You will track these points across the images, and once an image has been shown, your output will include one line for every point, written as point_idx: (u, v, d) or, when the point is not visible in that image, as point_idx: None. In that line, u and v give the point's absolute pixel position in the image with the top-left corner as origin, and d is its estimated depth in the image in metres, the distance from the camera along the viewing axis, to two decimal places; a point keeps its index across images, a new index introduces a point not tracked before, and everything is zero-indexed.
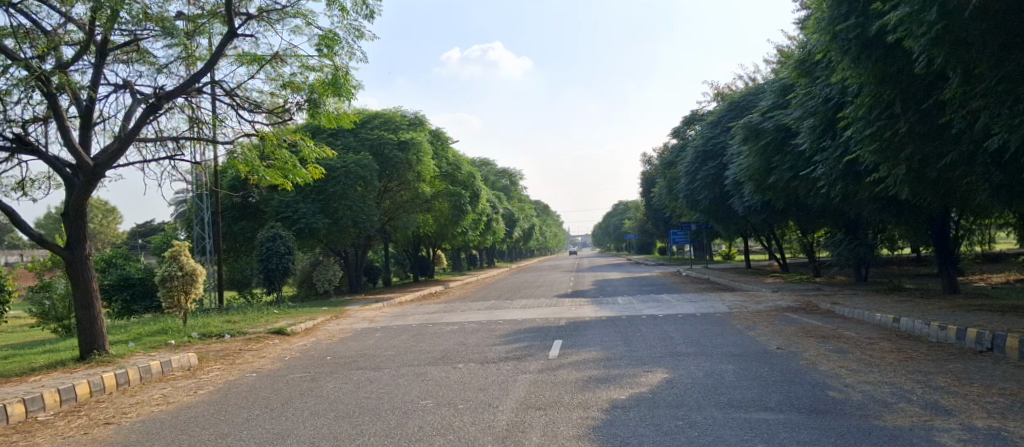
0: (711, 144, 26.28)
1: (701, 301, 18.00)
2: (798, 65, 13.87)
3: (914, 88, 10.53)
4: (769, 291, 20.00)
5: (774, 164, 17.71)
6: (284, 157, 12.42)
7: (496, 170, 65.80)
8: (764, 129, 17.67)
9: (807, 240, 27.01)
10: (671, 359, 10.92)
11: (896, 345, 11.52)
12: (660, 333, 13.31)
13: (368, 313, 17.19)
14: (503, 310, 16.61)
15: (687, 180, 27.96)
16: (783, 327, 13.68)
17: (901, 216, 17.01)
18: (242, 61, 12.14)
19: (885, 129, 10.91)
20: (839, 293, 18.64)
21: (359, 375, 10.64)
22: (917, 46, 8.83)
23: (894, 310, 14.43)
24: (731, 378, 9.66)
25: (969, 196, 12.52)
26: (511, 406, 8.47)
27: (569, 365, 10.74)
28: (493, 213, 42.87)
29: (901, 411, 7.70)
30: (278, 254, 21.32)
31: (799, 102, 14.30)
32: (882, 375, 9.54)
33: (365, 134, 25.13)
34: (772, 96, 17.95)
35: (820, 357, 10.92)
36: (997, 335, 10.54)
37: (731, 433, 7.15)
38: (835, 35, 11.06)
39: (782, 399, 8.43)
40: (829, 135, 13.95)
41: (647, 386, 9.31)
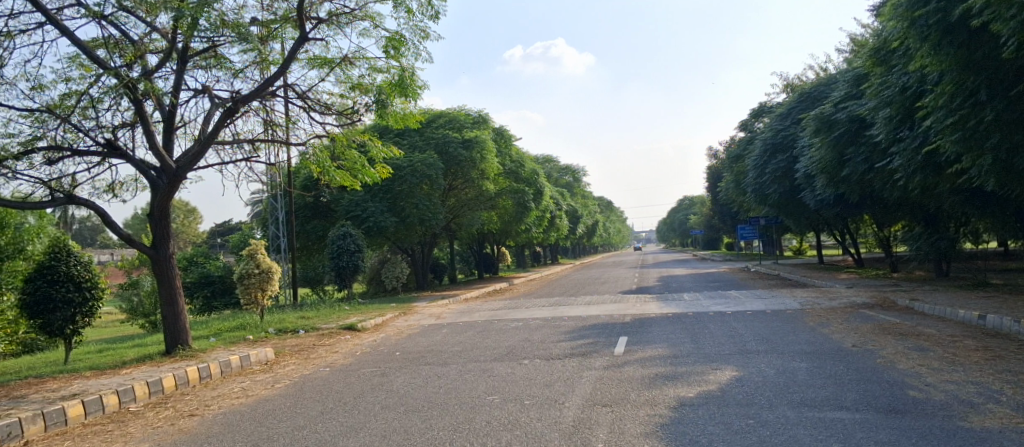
0: (781, 136, 25.61)
1: (770, 297, 17.58)
2: (874, 53, 13.38)
3: (1001, 74, 10.01)
4: (843, 287, 19.38)
5: (848, 156, 17.14)
6: (353, 157, 12.73)
7: (559, 166, 65.77)
8: (837, 120, 17.10)
9: (883, 234, 26.00)
10: (741, 357, 10.72)
11: (981, 343, 11.00)
12: (728, 330, 13.08)
13: (435, 309, 17.47)
14: (568, 307, 16.61)
15: (755, 174, 27.31)
16: (858, 325, 13.25)
17: (986, 208, 16.20)
18: (313, 64, 12.49)
19: (969, 117, 10.42)
20: (918, 289, 17.91)
21: (428, 370, 10.82)
22: (1005, 29, 8.41)
23: (979, 306, 13.77)
24: (803, 377, 9.43)
25: None
26: (578, 402, 8.49)
27: (636, 362, 10.67)
28: (557, 210, 42.84)
29: (987, 413, 7.37)
30: (348, 252, 21.87)
31: (874, 92, 13.78)
32: (967, 375, 9.15)
33: (430, 133, 25.50)
34: (845, 85, 17.36)
35: (898, 356, 10.54)
36: None
37: (805, 432, 6.99)
38: (914, 21, 10.65)
39: (858, 398, 8.18)
40: (907, 125, 13.40)
41: (716, 383, 9.18)
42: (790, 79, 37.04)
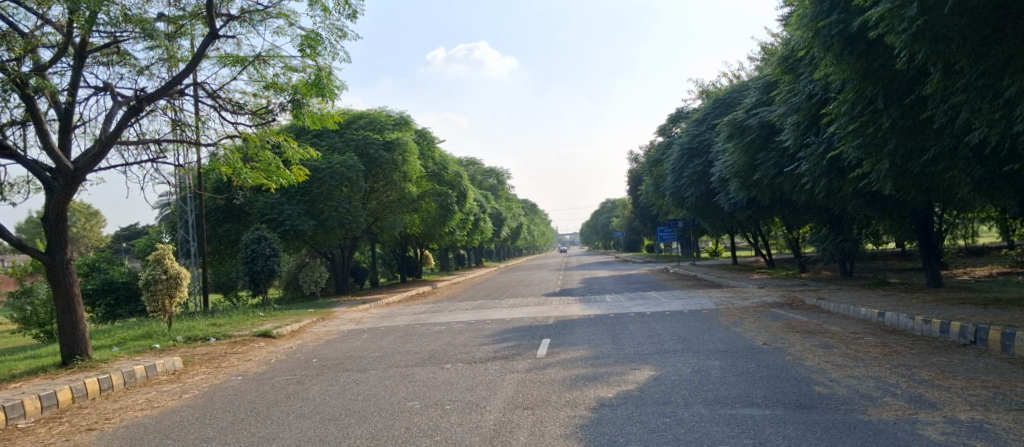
0: (697, 141, 26.38)
1: (688, 298, 18.04)
2: (781, 62, 13.91)
3: (896, 84, 10.57)
4: (756, 287, 20.13)
5: (759, 160, 17.81)
6: (268, 158, 12.37)
7: (483, 170, 65.94)
8: (749, 126, 17.74)
9: (792, 235, 27.13)
10: (659, 357, 10.93)
11: (880, 339, 11.59)
12: (647, 330, 13.34)
13: (355, 314, 17.15)
14: (491, 310, 16.60)
15: (674, 178, 28.05)
16: (770, 323, 13.75)
17: (885, 210, 17.12)
18: (224, 62, 12.06)
19: (869, 123, 10.99)
20: (824, 287, 18.77)
21: (346, 377, 10.59)
22: (899, 42, 8.88)
23: (879, 304, 14.56)
24: (718, 375, 9.69)
25: (951, 190, 12.64)
26: (499, 406, 8.47)
27: (557, 364, 10.73)
28: (481, 213, 42.78)
29: (886, 406, 7.75)
30: (264, 256, 21.25)
31: (783, 99, 14.32)
32: (868, 370, 9.60)
33: (350, 135, 25.05)
34: (756, 92, 17.99)
35: (806, 352, 10.99)
36: (980, 327, 10.64)
37: (718, 429, 7.16)
38: (817, 31, 11.11)
39: (768, 394, 8.46)
40: (813, 131, 14.01)
41: (634, 383, 9.32)
42: (706, 86, 38.24)
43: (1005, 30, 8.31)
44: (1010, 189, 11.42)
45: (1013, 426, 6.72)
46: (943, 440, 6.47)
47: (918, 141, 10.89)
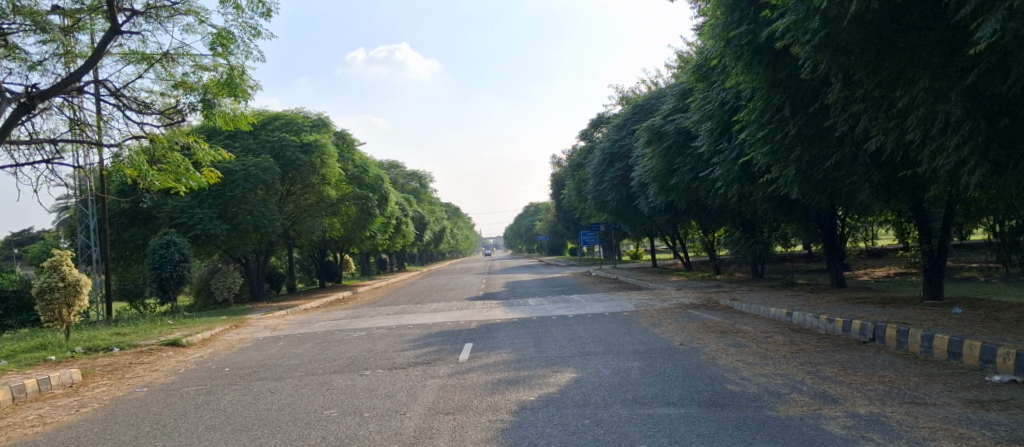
0: (618, 146, 26.90)
1: (609, 300, 18.34)
2: (695, 70, 14.29)
3: (801, 93, 11.06)
4: (673, 289, 20.66)
5: (676, 166, 18.31)
6: (176, 160, 11.89)
7: (405, 173, 65.39)
8: (666, 132, 18.22)
9: (708, 238, 28.02)
10: (580, 359, 11.04)
11: (788, 338, 12.08)
12: (568, 333, 13.45)
13: (270, 321, 16.64)
14: (413, 314, 16.42)
15: (595, 182, 28.54)
16: (686, 324, 14.12)
17: (793, 214, 17.89)
18: (128, 59, 11.50)
19: (776, 131, 11.51)
20: (738, 289, 19.44)
21: (261, 386, 10.24)
22: (803, 52, 9.26)
23: (788, 304, 15.17)
24: (636, 375, 9.86)
25: (852, 195, 13.31)
26: (419, 412, 8.36)
27: (479, 368, 10.68)
28: (404, 216, 42.33)
29: (792, 402, 8.06)
30: (173, 262, 20.40)
31: (697, 105, 14.75)
32: (777, 367, 9.98)
33: (265, 136, 24.35)
34: (672, 99, 18.48)
35: (720, 352, 11.32)
36: (878, 325, 11.24)
37: (635, 429, 7.28)
38: (728, 41, 11.47)
39: (683, 394, 8.66)
40: (726, 138, 14.52)
41: (555, 386, 9.37)
42: (626, 92, 39.09)
43: (897, 43, 8.71)
44: (905, 195, 12.10)
45: (906, 418, 7.11)
46: (844, 433, 6.77)
47: (822, 148, 11.45)
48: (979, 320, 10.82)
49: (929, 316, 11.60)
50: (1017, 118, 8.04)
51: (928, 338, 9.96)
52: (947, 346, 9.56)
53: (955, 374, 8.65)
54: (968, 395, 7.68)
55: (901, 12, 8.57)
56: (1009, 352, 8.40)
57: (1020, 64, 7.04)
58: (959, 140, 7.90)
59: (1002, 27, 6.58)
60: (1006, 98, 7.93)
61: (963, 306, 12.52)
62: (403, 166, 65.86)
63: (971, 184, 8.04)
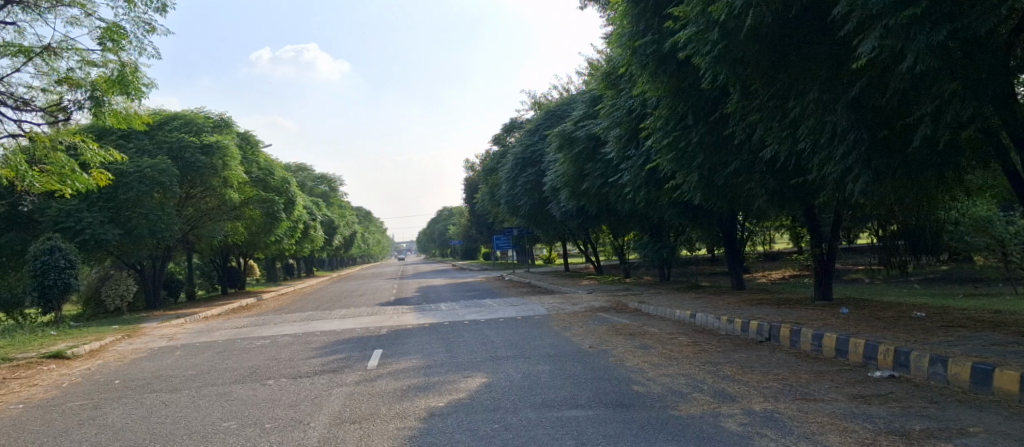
0: (530, 151, 27.19)
1: (521, 304, 18.46)
2: (605, 77, 14.59)
3: (702, 102, 11.49)
4: (583, 292, 21.00)
5: (586, 171, 18.64)
6: (60, 161, 11.17)
7: (313, 176, 63.91)
8: (577, 137, 18.55)
9: (617, 243, 28.67)
10: (490, 364, 11.01)
11: (691, 339, 12.47)
12: (480, 338, 13.42)
13: (166, 330, 15.85)
14: (320, 321, 16.00)
15: (508, 187, 28.77)
16: (596, 327, 14.35)
17: (697, 219, 18.54)
18: (4, 52, 10.72)
19: (681, 138, 11.94)
20: (645, 292, 19.95)
21: (153, 398, 9.71)
22: (703, 63, 9.60)
23: (691, 306, 15.70)
24: (546, 379, 9.93)
25: (750, 202, 13.94)
26: (324, 422, 8.11)
27: (387, 375, 10.48)
28: (312, 220, 41.28)
29: (694, 401, 8.31)
30: (57, 269, 19.15)
31: (606, 112, 15.06)
32: (680, 368, 10.27)
33: (162, 137, 23.25)
34: (583, 105, 18.84)
35: (627, 354, 11.55)
36: (774, 325, 11.77)
37: (543, 432, 7.31)
38: (634, 50, 11.74)
39: (591, 396, 8.77)
40: (634, 144, 14.95)
41: (465, 391, 9.30)
42: (538, 97, 39.60)
43: (788, 56, 9.16)
44: (797, 202, 12.76)
45: (797, 414, 7.44)
46: (740, 430, 7.01)
47: (722, 156, 11.94)
48: (863, 319, 11.52)
49: (819, 316, 12.25)
50: (894, 129, 8.58)
51: (817, 337, 10.51)
52: (834, 344, 10.10)
53: (840, 370, 9.14)
54: (853, 390, 8.12)
55: (792, 27, 9.03)
56: (888, 348, 8.94)
57: (897, 79, 7.54)
58: (845, 149, 8.39)
59: (882, 43, 7.02)
60: (885, 111, 8.43)
61: (849, 306, 13.31)
62: (312, 169, 64.39)
63: (856, 191, 8.55)
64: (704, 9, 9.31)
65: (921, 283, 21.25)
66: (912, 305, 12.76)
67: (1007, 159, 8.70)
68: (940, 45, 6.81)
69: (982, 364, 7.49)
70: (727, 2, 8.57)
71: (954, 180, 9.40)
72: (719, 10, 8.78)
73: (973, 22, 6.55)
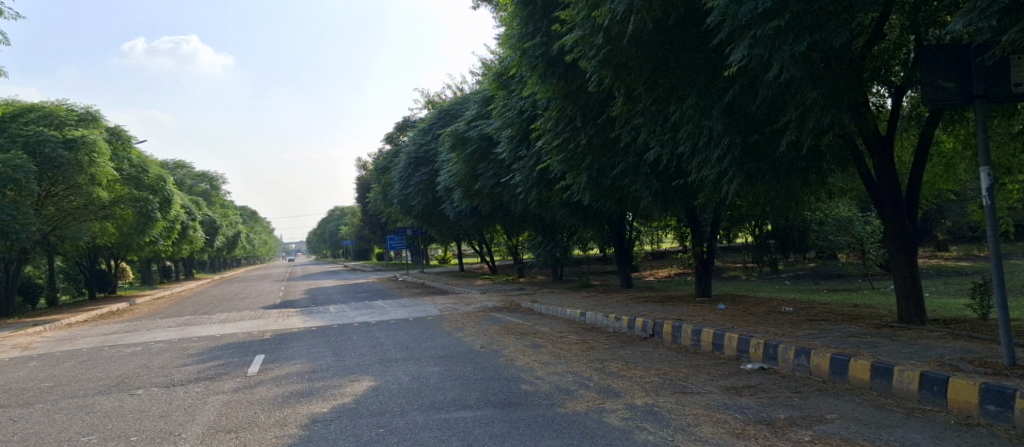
0: (423, 151, 27.03)
1: (414, 305, 18.27)
2: (496, 78, 14.74)
3: (590, 105, 11.77)
4: (477, 292, 21.05)
5: (479, 171, 18.67)
6: None
7: (191, 174, 60.93)
8: (469, 137, 18.62)
9: (511, 243, 28.93)
10: (379, 366, 10.81)
11: (580, 337, 12.72)
12: (370, 340, 13.17)
13: (21, 339, 14.59)
14: (198, 326, 15.20)
15: (401, 186, 28.48)
16: (488, 327, 14.38)
17: (588, 219, 18.98)
18: None
19: (570, 140, 12.16)
20: (538, 291, 20.23)
21: (2, 415, 8.87)
22: (590, 66, 9.81)
23: (581, 304, 16.02)
24: (435, 380, 9.83)
25: (637, 202, 14.33)
26: (197, 432, 7.68)
27: (269, 381, 10.06)
28: (191, 221, 39.29)
29: (579, 398, 8.46)
30: None
31: (498, 113, 15.18)
32: (568, 365, 10.43)
33: (18, 130, 21.44)
34: (476, 106, 18.95)
35: (517, 353, 11.62)
36: (657, 322, 12.19)
37: (430, 435, 7.22)
38: (523, 52, 11.87)
39: (480, 396, 8.76)
40: (525, 145, 15.13)
41: (351, 395, 9.05)
42: (430, 97, 39.46)
43: (670, 62, 9.50)
44: (679, 203, 13.28)
45: (675, 406, 7.71)
46: (621, 424, 7.19)
47: (609, 158, 12.23)
48: (739, 314, 12.10)
49: (699, 312, 12.79)
50: (764, 135, 9.05)
51: (696, 332, 10.96)
52: (711, 338, 10.56)
53: (716, 364, 9.57)
54: (726, 382, 8.51)
55: (672, 35, 9.39)
56: (759, 342, 9.43)
57: (765, 87, 7.94)
58: (721, 153, 8.77)
59: (751, 52, 7.40)
60: (756, 117, 8.88)
61: (727, 302, 13.97)
62: (190, 166, 61.30)
63: (730, 192, 8.95)
64: (589, 14, 9.53)
65: (792, 279, 22.68)
66: (781, 300, 13.56)
67: (862, 162, 9.38)
68: (802, 55, 7.24)
69: (840, 355, 8.01)
70: (610, 8, 8.79)
71: (818, 183, 10.03)
72: (603, 15, 9.01)
73: (830, 35, 7.00)
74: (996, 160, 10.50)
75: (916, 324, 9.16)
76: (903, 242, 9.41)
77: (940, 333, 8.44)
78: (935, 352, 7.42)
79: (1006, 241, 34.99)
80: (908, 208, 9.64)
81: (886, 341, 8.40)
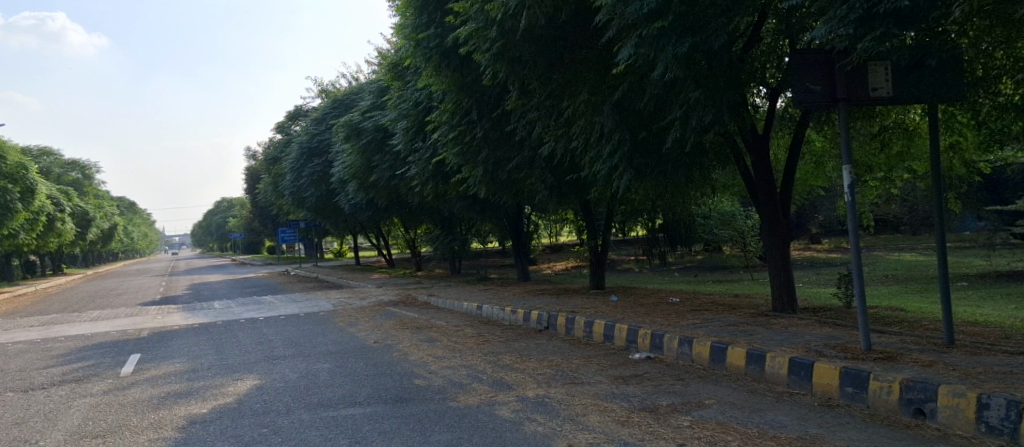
0: (316, 141, 26.31)
1: (306, 300, 17.72)
2: (391, 68, 14.56)
3: (486, 98, 11.79)
4: (373, 286, 20.70)
5: (374, 163, 18.35)
6: None
7: (58, 162, 56.67)
8: (364, 128, 18.30)
9: (409, 236, 28.64)
10: (265, 364, 10.41)
11: (476, 330, 12.74)
12: (257, 336, 12.68)
13: None
14: (65, 325, 14.15)
15: (293, 177, 27.62)
16: (383, 321, 14.15)
17: (485, 213, 19.03)
18: None
19: (466, 133, 12.16)
20: (435, 285, 20.12)
21: None
22: (484, 60, 9.81)
23: (478, 298, 16.06)
24: (325, 377, 9.57)
25: (533, 196, 14.48)
26: (58, 439, 7.14)
27: (144, 382, 9.48)
28: (59, 212, 36.61)
29: (472, 391, 8.46)
30: None
31: (393, 104, 14.97)
32: (462, 359, 10.42)
33: None
34: (370, 96, 18.65)
35: (411, 348, 11.50)
36: (552, 314, 12.38)
37: (316, 433, 7.02)
38: (417, 43, 11.76)
39: (371, 392, 8.59)
40: (421, 137, 14.99)
41: (234, 395, 8.67)
42: (324, 85, 38.39)
43: (565, 58, 9.67)
44: (573, 197, 13.52)
45: (565, 397, 7.84)
46: (512, 416, 7.24)
47: (505, 151, 12.28)
48: (629, 306, 12.47)
49: (591, 304, 13.09)
50: (652, 132, 9.33)
51: (588, 323, 11.20)
52: (602, 330, 10.82)
53: (607, 354, 9.83)
54: (615, 372, 8.74)
55: (564, 31, 9.55)
56: (646, 332, 9.75)
57: (652, 86, 8.20)
58: (611, 149, 8.96)
59: (637, 51, 7.62)
60: (644, 115, 9.13)
61: (619, 294, 14.36)
62: (57, 153, 56.97)
63: (621, 187, 9.18)
64: (483, 7, 9.56)
65: (680, 271, 23.59)
66: (669, 292, 14.07)
67: (742, 159, 9.85)
68: (685, 55, 7.51)
69: (719, 343, 8.40)
70: (502, 2, 8.82)
71: (703, 179, 10.45)
72: (496, 9, 9.04)
73: (710, 36, 7.29)
74: (859, 159, 11.30)
75: (789, 313, 9.71)
76: (778, 236, 9.98)
77: (809, 321, 8.99)
78: (803, 339, 7.90)
79: (870, 235, 37.81)
80: (783, 203, 10.20)
81: (761, 329, 8.87)
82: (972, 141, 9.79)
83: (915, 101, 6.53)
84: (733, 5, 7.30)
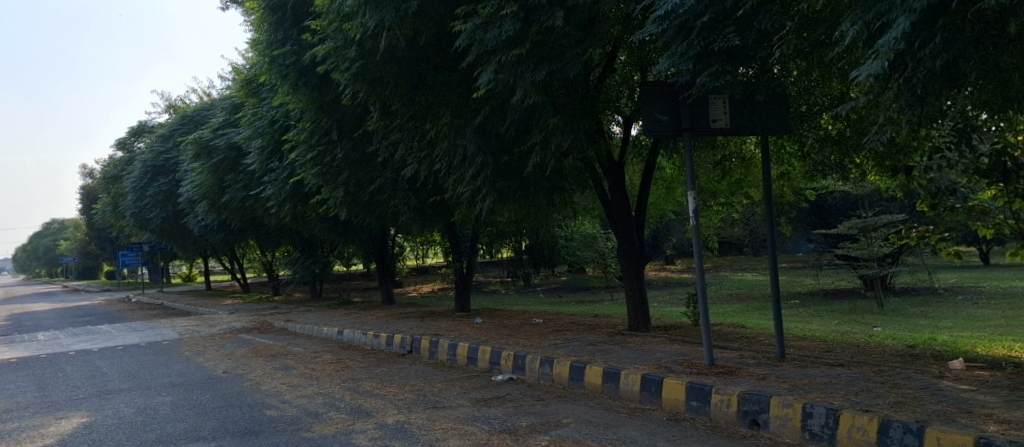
0: (162, 158, 24.75)
1: (148, 329, 16.43)
2: (245, 85, 14.04)
3: (346, 118, 11.57)
4: (225, 313, 19.54)
5: (227, 182, 17.48)
6: None
7: None
8: (216, 146, 17.44)
9: (266, 259, 27.40)
10: (97, 400, 9.51)
11: (336, 356, 12.31)
12: (89, 370, 11.58)
13: None
14: None
15: (135, 197, 25.73)
16: (234, 350, 13.38)
17: (347, 235, 18.56)
18: None
19: (325, 153, 11.89)
20: (294, 310, 19.31)
21: None
22: (343, 79, 9.62)
23: (338, 323, 15.56)
24: (165, 411, 8.87)
25: (396, 218, 14.30)
26: None
27: None
28: None
29: (328, 420, 8.14)
30: None
31: (247, 122, 14.39)
32: (319, 387, 10.02)
33: None
34: (223, 113, 17.85)
35: (264, 377, 10.92)
36: (415, 337, 12.21)
37: None
38: (272, 59, 11.39)
39: (215, 426, 8.06)
40: (277, 157, 14.47)
41: (56, 435, 7.84)
42: (172, 100, 36.30)
43: (426, 81, 9.69)
44: (436, 220, 13.46)
45: (425, 422, 7.72)
46: (369, 445, 7.02)
47: (367, 173, 12.05)
48: (493, 327, 12.53)
49: (456, 326, 13.03)
50: (514, 156, 9.47)
51: (452, 346, 11.15)
52: (466, 352, 10.78)
53: (470, 377, 9.79)
54: (477, 395, 8.72)
55: (424, 55, 9.58)
56: (509, 353, 9.83)
57: (512, 111, 8.37)
58: (474, 172, 9.01)
59: (496, 77, 7.77)
60: (505, 139, 9.26)
61: (482, 316, 14.41)
62: None
63: (483, 209, 9.23)
64: (341, 26, 9.44)
65: (544, 292, 24.12)
66: (532, 312, 14.31)
67: (599, 183, 10.23)
68: (542, 83, 7.73)
69: (577, 362, 8.60)
70: (361, 22, 8.73)
71: (563, 202, 10.74)
72: (355, 28, 8.93)
73: (564, 65, 7.56)
74: (704, 185, 12.07)
75: (643, 331, 10.12)
76: (632, 258, 10.42)
77: (660, 339, 9.42)
78: (655, 356, 8.26)
79: (716, 257, 40.49)
80: (637, 227, 10.68)
81: (616, 348, 9.19)
82: (800, 170, 10.72)
83: (748, 133, 7.09)
84: (586, 37, 7.61)
